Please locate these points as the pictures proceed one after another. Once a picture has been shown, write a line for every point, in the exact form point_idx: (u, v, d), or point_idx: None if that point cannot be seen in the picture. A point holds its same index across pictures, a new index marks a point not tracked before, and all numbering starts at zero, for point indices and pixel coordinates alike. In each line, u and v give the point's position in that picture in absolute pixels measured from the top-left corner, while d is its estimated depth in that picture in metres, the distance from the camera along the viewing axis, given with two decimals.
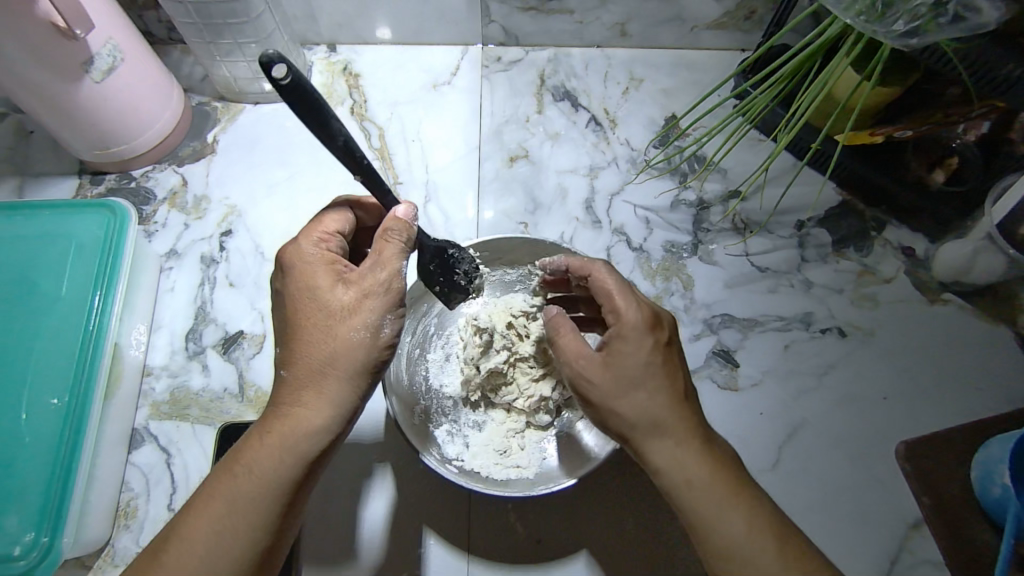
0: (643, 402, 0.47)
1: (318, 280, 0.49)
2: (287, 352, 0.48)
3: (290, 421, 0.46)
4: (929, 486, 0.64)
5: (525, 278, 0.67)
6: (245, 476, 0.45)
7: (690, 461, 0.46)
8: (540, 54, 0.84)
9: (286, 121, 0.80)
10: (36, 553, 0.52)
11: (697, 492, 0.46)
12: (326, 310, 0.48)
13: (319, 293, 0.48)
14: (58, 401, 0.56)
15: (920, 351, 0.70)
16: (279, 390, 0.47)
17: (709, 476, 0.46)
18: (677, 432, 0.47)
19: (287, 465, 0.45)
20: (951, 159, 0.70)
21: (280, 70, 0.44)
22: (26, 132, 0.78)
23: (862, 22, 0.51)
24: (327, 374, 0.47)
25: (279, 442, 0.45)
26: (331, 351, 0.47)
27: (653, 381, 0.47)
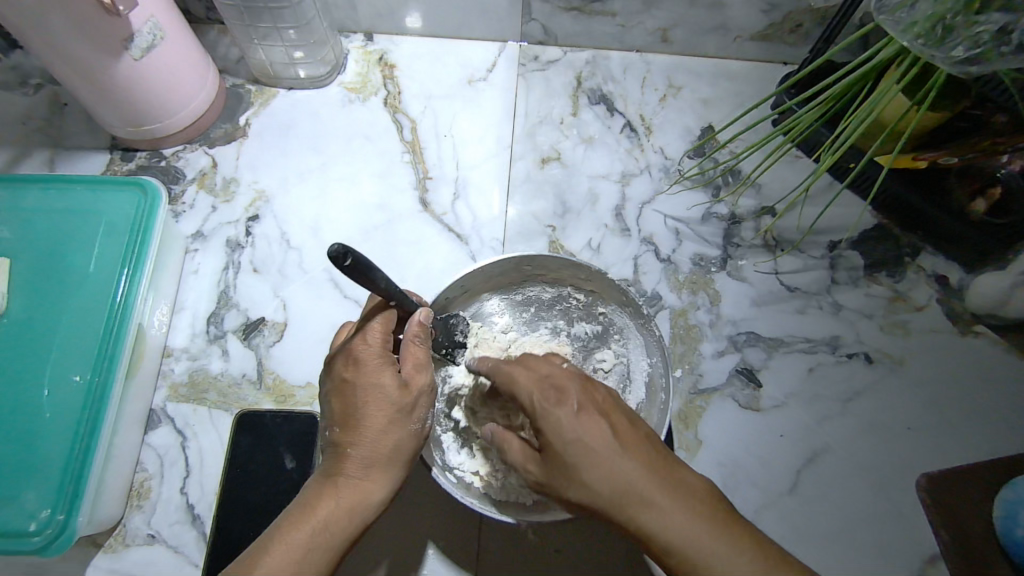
0: (598, 478, 0.41)
1: (383, 376, 0.49)
2: (349, 433, 0.48)
3: (355, 492, 0.47)
4: (950, 521, 0.63)
5: (563, 300, 0.67)
6: (313, 534, 0.45)
7: (667, 525, 0.41)
8: (578, 55, 0.83)
9: (319, 108, 0.80)
10: (51, 530, 0.52)
11: (691, 554, 0.40)
12: (391, 407, 0.49)
13: (385, 391, 0.49)
14: (80, 378, 0.56)
15: (950, 383, 0.68)
16: (343, 463, 0.48)
17: (696, 529, 0.40)
18: (640, 495, 0.41)
19: (352, 529, 0.46)
20: (994, 188, 0.65)
21: (344, 257, 0.42)
22: (61, 104, 0.78)
23: (920, 46, 0.49)
24: (393, 456, 0.49)
25: (351, 508, 0.47)
26: (397, 440, 0.49)
27: (593, 448, 0.42)
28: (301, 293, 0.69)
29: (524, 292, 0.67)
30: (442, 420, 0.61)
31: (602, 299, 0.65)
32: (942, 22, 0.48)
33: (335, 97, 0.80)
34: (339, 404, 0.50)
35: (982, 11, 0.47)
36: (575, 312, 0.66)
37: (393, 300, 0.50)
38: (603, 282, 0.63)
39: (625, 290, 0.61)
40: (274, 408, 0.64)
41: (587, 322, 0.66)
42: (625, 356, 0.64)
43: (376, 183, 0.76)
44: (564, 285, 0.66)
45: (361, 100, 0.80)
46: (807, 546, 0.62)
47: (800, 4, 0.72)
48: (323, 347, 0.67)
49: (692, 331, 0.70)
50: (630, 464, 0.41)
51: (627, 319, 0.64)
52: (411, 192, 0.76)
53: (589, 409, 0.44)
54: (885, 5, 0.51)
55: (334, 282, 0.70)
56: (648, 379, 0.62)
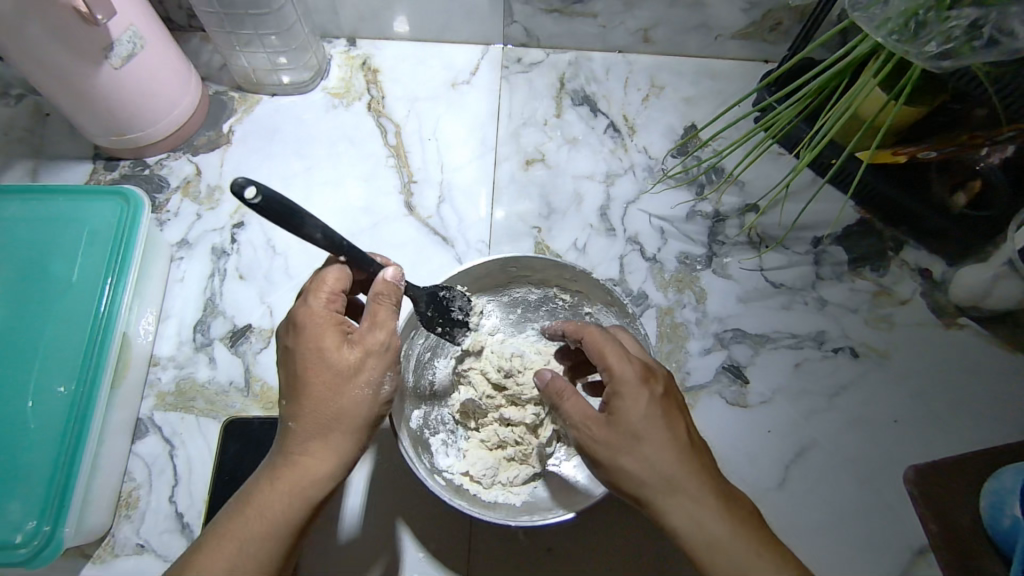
0: (661, 461, 0.43)
1: (322, 339, 0.47)
2: (291, 405, 0.47)
3: (294, 470, 0.46)
4: (936, 512, 0.64)
5: (548, 300, 0.67)
6: (250, 524, 0.45)
7: (714, 523, 0.43)
8: (561, 56, 0.84)
9: (302, 114, 0.80)
10: (37, 542, 0.52)
11: (728, 556, 0.42)
12: (330, 371, 0.47)
13: (324, 355, 0.47)
14: (64, 389, 0.56)
15: (934, 375, 0.69)
16: (284, 441, 0.47)
17: (741, 537, 0.42)
18: (697, 489, 0.43)
19: (294, 512, 0.46)
20: (976, 180, 0.66)
21: (250, 193, 0.44)
22: (43, 114, 0.77)
23: (894, 41, 0.50)
24: (335, 423, 0.47)
25: (286, 489, 0.46)
26: (340, 406, 0.47)
27: (666, 436, 0.44)
28: (287, 299, 0.69)
29: (511, 294, 0.67)
30: (429, 423, 0.62)
31: (587, 298, 0.65)
32: (915, 17, 0.48)
33: (318, 102, 0.80)
34: (286, 373, 0.49)
35: (953, 6, 0.47)
36: (562, 311, 0.67)
37: (338, 254, 0.51)
38: (587, 281, 0.63)
39: (608, 287, 0.60)
40: (263, 414, 0.64)
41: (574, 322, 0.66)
42: None
43: (361, 187, 0.76)
44: (549, 286, 0.66)
45: (345, 104, 0.80)
46: (795, 540, 0.63)
47: (779, 2, 0.73)
48: None
49: (678, 329, 0.70)
50: (699, 464, 0.44)
51: (613, 317, 0.64)
52: (396, 195, 0.76)
53: (670, 401, 0.46)
54: (859, 3, 0.52)
55: None
56: None
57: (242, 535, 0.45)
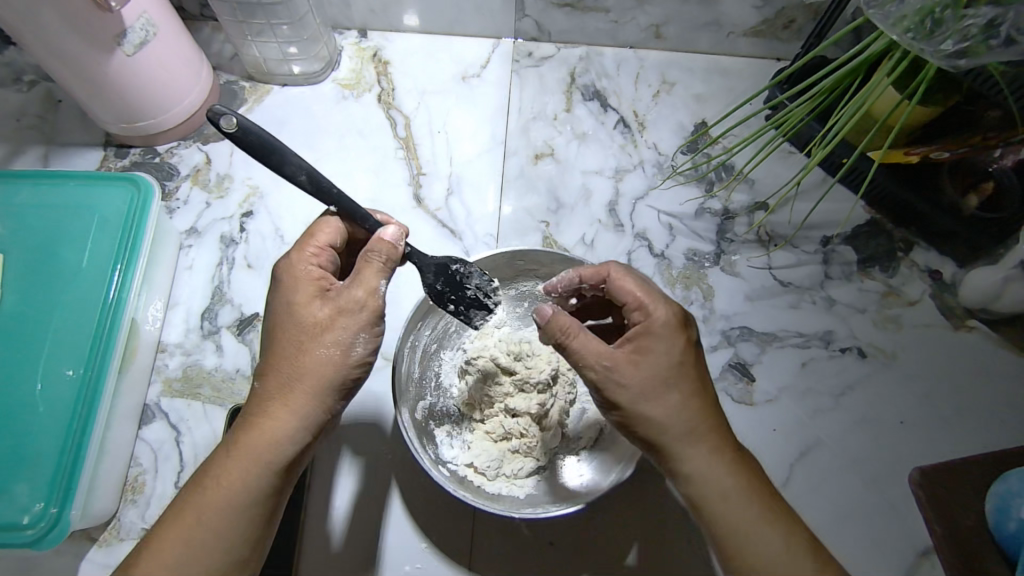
0: (680, 400, 0.47)
1: (296, 293, 0.49)
2: (264, 363, 0.49)
3: (257, 434, 0.47)
4: (942, 514, 0.63)
5: None
6: (220, 486, 0.46)
7: (722, 474, 0.47)
8: (572, 51, 0.83)
9: (312, 105, 0.80)
10: (44, 524, 0.52)
11: (731, 503, 0.46)
12: (300, 328, 0.48)
13: (294, 310, 0.49)
14: (73, 372, 0.56)
15: (942, 376, 0.69)
16: (251, 402, 0.48)
17: (746, 490, 0.47)
18: (712, 441, 0.48)
19: (262, 473, 0.46)
20: (987, 183, 0.67)
21: (227, 122, 0.49)
22: (55, 101, 0.78)
23: (909, 39, 0.49)
24: (300, 382, 0.48)
25: (247, 454, 0.46)
26: (304, 364, 0.48)
27: (689, 389, 0.48)
28: None
29: (518, 287, 0.67)
30: (434, 415, 0.61)
31: None
32: (931, 16, 0.48)
33: (328, 93, 0.80)
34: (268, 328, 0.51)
35: (969, 4, 0.47)
36: None
37: (329, 202, 0.52)
38: None
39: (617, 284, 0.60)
40: None
41: None
42: None
43: (370, 178, 0.76)
44: None
45: (355, 96, 0.80)
46: None
47: None
48: None
49: None
50: (715, 420, 0.48)
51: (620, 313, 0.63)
52: (405, 187, 0.76)
53: (699, 360, 0.50)
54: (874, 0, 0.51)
55: None
56: None
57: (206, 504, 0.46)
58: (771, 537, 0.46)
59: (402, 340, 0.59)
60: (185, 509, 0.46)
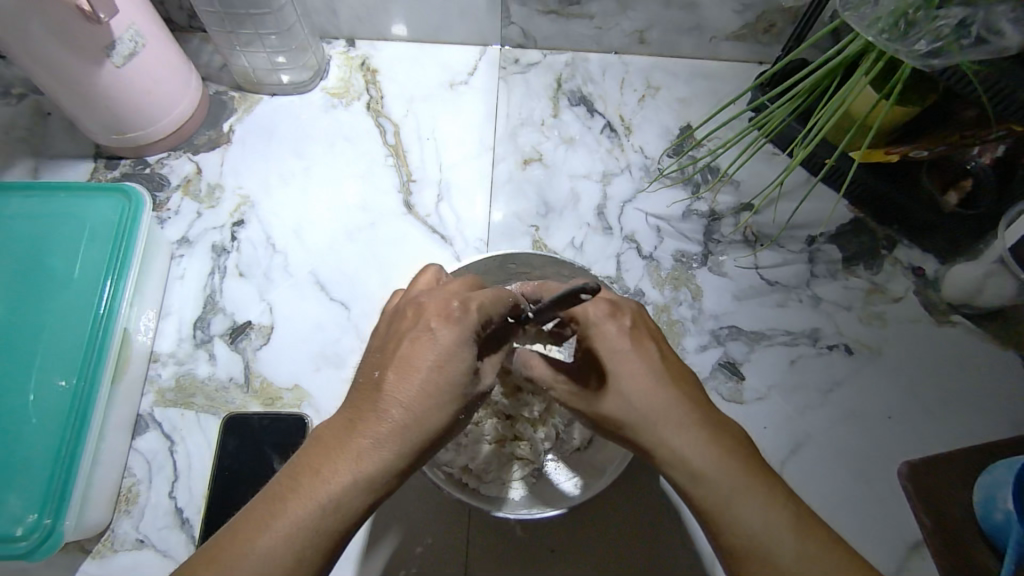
0: (635, 393, 0.45)
1: (468, 351, 0.42)
2: (395, 393, 0.41)
3: (373, 470, 0.40)
4: (930, 506, 0.64)
5: None
6: (315, 512, 0.38)
7: (696, 453, 0.42)
8: (558, 57, 0.84)
9: (301, 113, 0.80)
10: (37, 535, 0.52)
11: (713, 483, 0.41)
12: (454, 386, 0.42)
13: (462, 366, 0.42)
14: (66, 383, 0.56)
15: (926, 370, 0.70)
16: (373, 428, 0.40)
17: (724, 462, 0.42)
18: (677, 419, 0.44)
19: (359, 510, 0.39)
20: (966, 180, 0.68)
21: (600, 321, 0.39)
22: (43, 113, 0.78)
23: (884, 40, 0.51)
24: (427, 443, 0.41)
25: (353, 489, 0.39)
26: (443, 414, 0.41)
27: (644, 369, 0.46)
28: (287, 296, 0.70)
29: None
30: None
31: None
32: (904, 18, 0.50)
33: (317, 102, 0.81)
34: (407, 350, 0.42)
35: (940, 5, 0.48)
36: None
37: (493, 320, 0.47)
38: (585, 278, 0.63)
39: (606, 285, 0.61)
40: (262, 410, 0.64)
41: None
42: None
43: (359, 185, 0.76)
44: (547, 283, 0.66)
45: (344, 104, 0.81)
46: None
47: (772, 3, 0.74)
48: (307, 349, 0.67)
49: (674, 326, 0.71)
50: (676, 396, 0.45)
51: None
52: (395, 193, 0.76)
53: (641, 334, 0.48)
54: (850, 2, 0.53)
55: (319, 285, 0.71)
56: None
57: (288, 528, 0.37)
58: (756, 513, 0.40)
59: None
60: (269, 524, 0.37)
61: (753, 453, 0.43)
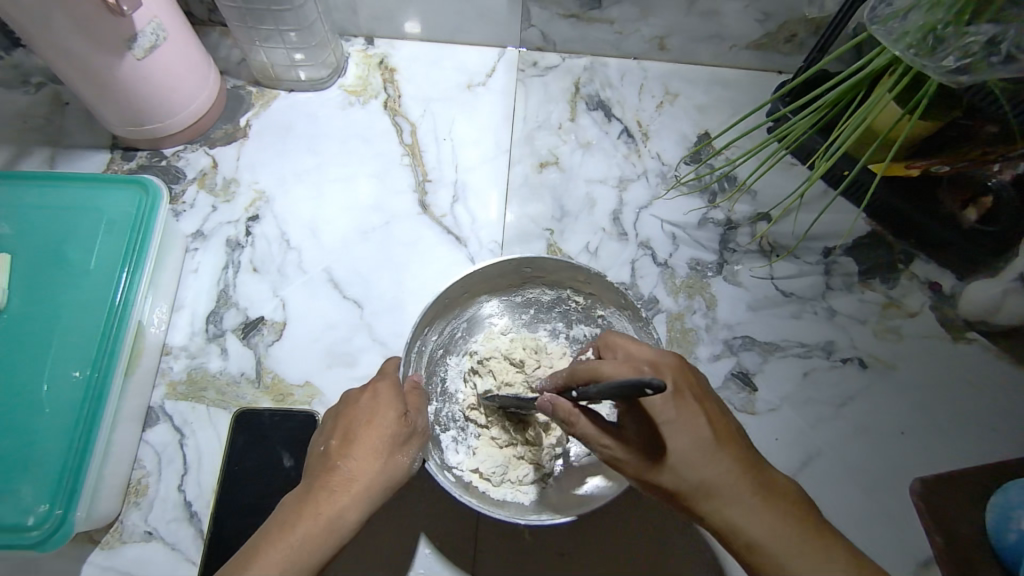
0: (689, 469, 0.46)
1: (390, 407, 0.53)
2: (345, 448, 0.52)
3: (332, 508, 0.50)
4: (941, 524, 0.64)
5: (561, 301, 0.67)
6: (290, 553, 0.47)
7: (751, 522, 0.45)
8: (576, 61, 0.84)
9: (319, 110, 0.80)
10: (48, 525, 0.52)
11: (770, 549, 0.44)
12: (389, 435, 0.52)
13: (386, 419, 0.53)
14: (80, 374, 0.56)
15: (940, 386, 0.69)
16: (332, 474, 0.51)
17: (782, 528, 0.44)
18: (729, 489, 0.45)
19: (322, 551, 0.48)
20: (986, 197, 0.68)
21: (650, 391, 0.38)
22: (62, 103, 0.78)
23: (912, 55, 0.51)
24: (378, 484, 0.51)
25: (315, 517, 0.49)
26: (379, 469, 0.51)
27: (688, 440, 0.46)
28: (300, 293, 0.70)
29: (524, 294, 0.67)
30: (440, 420, 0.62)
31: (601, 302, 0.65)
32: (933, 32, 0.49)
33: (335, 99, 0.81)
34: (341, 418, 0.54)
35: (971, 21, 0.48)
36: (575, 314, 0.67)
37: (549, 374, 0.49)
38: (601, 284, 0.63)
39: (623, 292, 0.61)
40: (273, 406, 0.64)
41: (587, 324, 0.67)
42: None
43: (375, 184, 0.76)
44: (562, 288, 0.66)
45: (361, 103, 0.81)
46: None
47: (795, 14, 0.74)
48: (320, 347, 0.67)
49: (688, 334, 0.71)
50: (724, 460, 0.46)
51: (626, 322, 0.64)
52: (410, 193, 0.76)
53: (687, 398, 0.47)
54: (878, 15, 0.53)
55: (333, 283, 0.71)
56: None
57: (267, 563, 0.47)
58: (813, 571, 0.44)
59: (408, 348, 0.60)
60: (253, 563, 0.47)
61: (801, 503, 0.47)
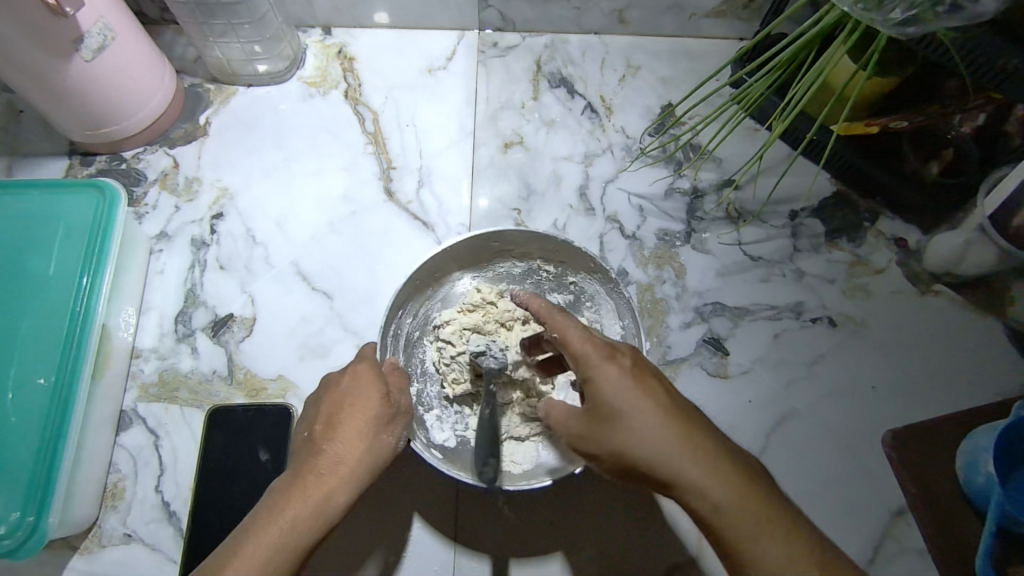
0: (649, 431, 0.46)
1: (374, 388, 0.53)
2: (329, 432, 0.52)
3: (321, 492, 0.49)
4: (916, 476, 0.65)
5: (532, 272, 0.67)
6: (280, 536, 0.47)
7: (710, 487, 0.46)
8: (537, 40, 0.84)
9: (279, 104, 0.79)
10: (22, 532, 0.52)
11: (730, 513, 0.45)
12: (374, 416, 0.53)
13: (370, 401, 0.53)
14: (45, 381, 0.55)
15: (911, 341, 0.70)
16: (319, 459, 0.51)
17: (740, 494, 0.46)
18: (689, 458, 0.46)
19: (314, 532, 0.48)
20: (947, 150, 0.68)
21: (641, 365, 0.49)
22: (16, 111, 0.77)
23: (861, 10, 0.50)
24: (366, 465, 0.52)
25: (307, 498, 0.49)
26: (366, 450, 0.52)
27: (650, 410, 0.47)
28: (268, 288, 0.69)
29: (495, 269, 0.67)
30: (422, 400, 0.63)
31: (572, 268, 0.66)
32: None
33: (294, 91, 0.80)
34: (323, 405, 0.53)
35: None
36: (547, 283, 0.68)
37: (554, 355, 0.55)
38: (570, 250, 0.64)
39: (590, 254, 0.62)
40: (247, 402, 0.64)
41: (559, 292, 0.67)
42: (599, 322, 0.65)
43: (339, 175, 0.76)
44: (532, 258, 0.67)
45: (321, 93, 0.80)
46: None
47: None
48: (291, 340, 0.67)
49: (659, 305, 0.71)
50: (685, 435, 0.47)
51: (597, 285, 0.65)
52: (375, 182, 0.76)
53: (642, 373, 0.48)
54: None
55: (301, 276, 0.70)
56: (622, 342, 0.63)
57: (259, 549, 0.46)
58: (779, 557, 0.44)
59: (383, 332, 0.60)
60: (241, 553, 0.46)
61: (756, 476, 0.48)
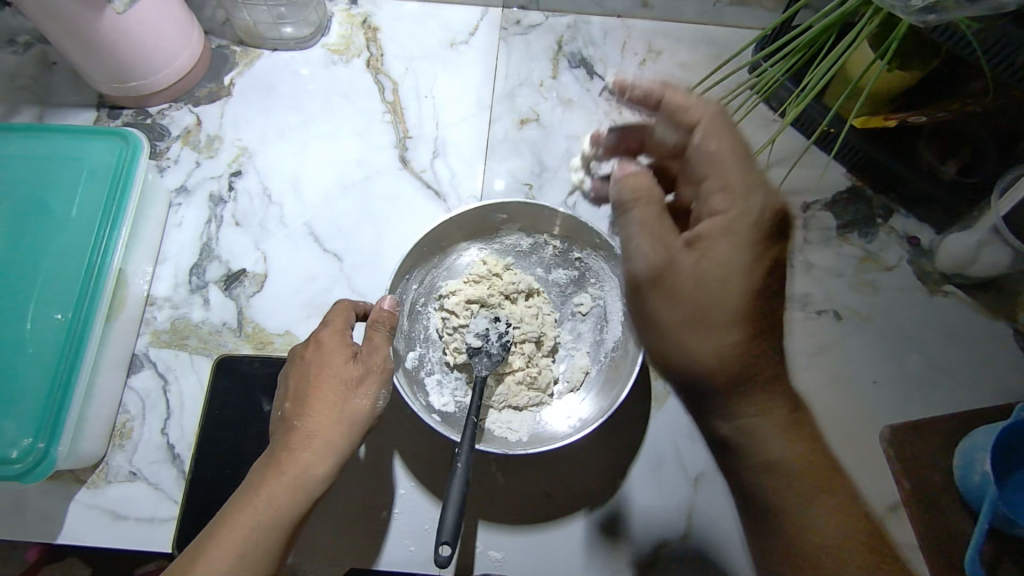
0: (729, 321, 0.45)
1: (337, 354, 0.55)
2: (299, 407, 0.54)
3: (297, 467, 0.52)
4: (910, 470, 0.65)
5: (539, 247, 0.68)
6: (261, 513, 0.49)
7: (759, 408, 0.46)
8: (560, 20, 0.84)
9: (302, 69, 0.81)
10: (32, 458, 0.54)
11: (772, 442, 0.46)
12: (339, 381, 0.54)
13: (334, 367, 0.55)
14: (61, 317, 0.58)
15: (915, 338, 0.70)
16: (292, 435, 0.53)
17: (787, 436, 0.46)
18: (755, 365, 0.46)
19: (296, 505, 0.51)
20: (964, 150, 0.68)
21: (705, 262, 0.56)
22: (49, 63, 0.79)
23: None
24: (342, 433, 0.53)
25: (281, 474, 0.51)
26: (337, 418, 0.53)
27: (741, 307, 0.45)
28: (280, 247, 0.71)
29: (502, 240, 0.68)
30: (424, 364, 0.64)
31: (577, 244, 0.67)
32: None
33: (318, 58, 0.81)
34: (295, 379, 0.55)
35: None
36: (553, 260, 0.68)
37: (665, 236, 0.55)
38: (577, 224, 0.65)
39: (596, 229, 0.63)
40: (253, 353, 0.66)
41: (564, 268, 0.68)
42: (601, 298, 0.66)
43: (356, 140, 0.77)
44: (540, 232, 0.68)
45: (343, 61, 0.81)
46: None
47: None
48: (300, 298, 0.69)
49: None
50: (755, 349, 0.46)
51: (602, 262, 0.66)
52: (390, 150, 0.77)
53: (759, 272, 0.46)
54: None
55: (314, 237, 0.72)
56: (623, 317, 0.65)
57: (243, 525, 0.49)
58: (790, 458, 0.46)
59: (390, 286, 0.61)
60: (221, 532, 0.48)
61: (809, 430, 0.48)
